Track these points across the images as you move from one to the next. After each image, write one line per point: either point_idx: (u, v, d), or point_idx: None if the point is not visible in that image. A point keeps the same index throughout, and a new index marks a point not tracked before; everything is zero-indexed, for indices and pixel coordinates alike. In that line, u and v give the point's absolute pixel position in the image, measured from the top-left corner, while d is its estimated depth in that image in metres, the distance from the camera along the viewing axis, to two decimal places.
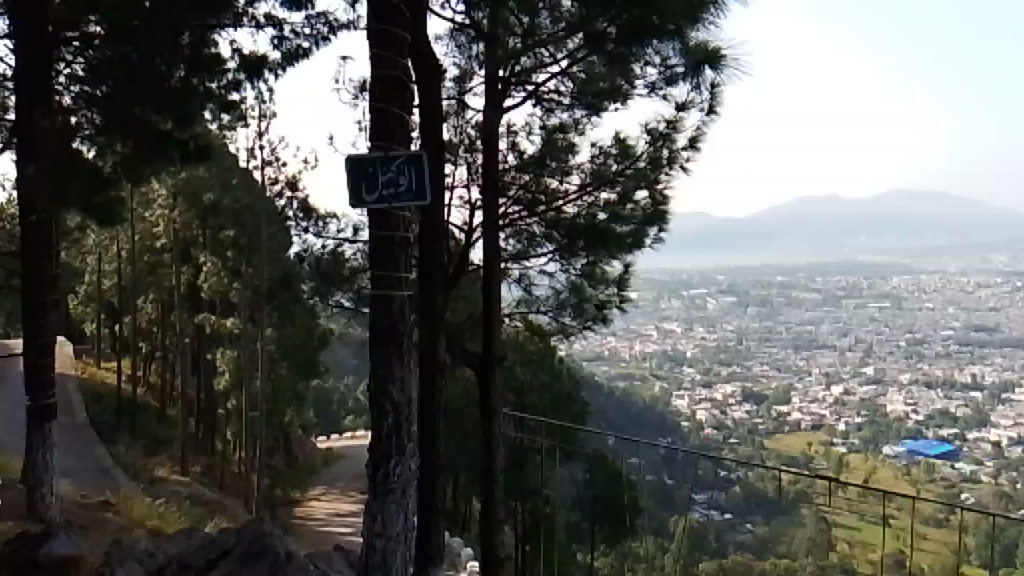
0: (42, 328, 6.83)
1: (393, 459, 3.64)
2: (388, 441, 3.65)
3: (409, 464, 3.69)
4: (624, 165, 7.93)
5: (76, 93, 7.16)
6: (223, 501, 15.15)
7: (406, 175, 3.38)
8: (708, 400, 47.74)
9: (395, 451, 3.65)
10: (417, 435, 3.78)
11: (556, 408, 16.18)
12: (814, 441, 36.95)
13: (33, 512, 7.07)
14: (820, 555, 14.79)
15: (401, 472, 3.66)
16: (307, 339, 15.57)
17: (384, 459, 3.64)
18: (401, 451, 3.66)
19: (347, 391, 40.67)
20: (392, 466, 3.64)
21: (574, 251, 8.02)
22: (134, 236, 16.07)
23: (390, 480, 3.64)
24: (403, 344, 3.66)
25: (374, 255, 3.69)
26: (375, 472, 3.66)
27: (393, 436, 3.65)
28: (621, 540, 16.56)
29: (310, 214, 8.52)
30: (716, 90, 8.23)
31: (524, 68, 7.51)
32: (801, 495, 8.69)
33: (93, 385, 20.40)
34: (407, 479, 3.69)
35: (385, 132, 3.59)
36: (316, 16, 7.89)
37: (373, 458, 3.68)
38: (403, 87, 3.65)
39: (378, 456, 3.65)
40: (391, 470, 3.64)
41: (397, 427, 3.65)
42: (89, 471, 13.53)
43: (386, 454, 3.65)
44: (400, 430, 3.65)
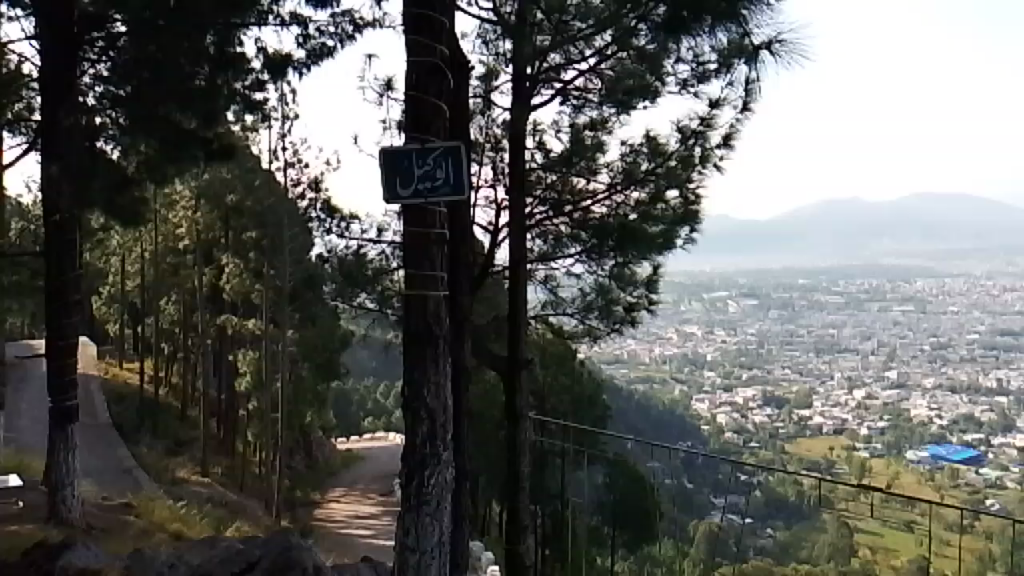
0: (65, 328, 6.73)
1: (428, 469, 3.46)
2: (423, 449, 3.46)
3: (445, 475, 3.51)
4: (655, 163, 7.67)
5: (101, 93, 7.07)
6: (244, 502, 15.08)
7: (443, 169, 3.21)
8: (729, 403, 47.32)
9: (430, 461, 3.47)
10: (452, 444, 3.60)
11: (577, 411, 16.09)
12: (836, 444, 36.47)
13: (55, 515, 7.00)
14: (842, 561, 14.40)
15: (437, 483, 3.48)
16: (328, 340, 15.48)
17: (420, 468, 3.46)
18: (437, 461, 3.48)
19: (367, 392, 40.77)
20: (427, 477, 3.47)
21: (603, 251, 7.79)
22: (157, 237, 16.08)
23: (426, 491, 3.47)
24: (440, 347, 3.48)
25: (408, 254, 3.52)
26: (408, 483, 3.49)
27: (428, 444, 3.46)
28: (643, 545, 16.21)
29: (334, 214, 8.37)
30: (750, 87, 8.01)
31: (553, 64, 7.33)
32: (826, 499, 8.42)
33: (116, 385, 20.47)
34: (443, 490, 3.51)
35: (421, 122, 3.42)
36: (342, 14, 7.77)
37: (407, 467, 3.51)
38: (440, 75, 3.47)
39: (411, 465, 3.48)
40: (425, 480, 3.46)
41: (433, 434, 3.46)
42: (110, 472, 13.50)
43: (422, 463, 3.47)
44: (436, 439, 3.47)
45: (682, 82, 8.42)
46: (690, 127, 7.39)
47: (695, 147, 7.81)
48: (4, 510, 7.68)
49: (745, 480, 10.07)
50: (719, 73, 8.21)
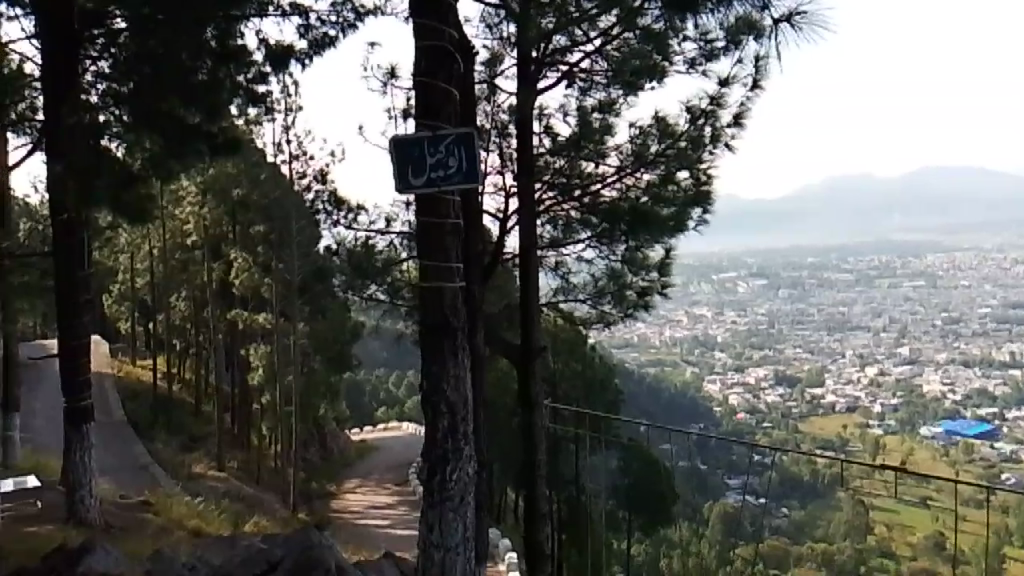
0: (77, 328, 6.71)
1: (450, 464, 3.40)
2: (444, 443, 3.40)
3: (467, 469, 3.45)
4: (664, 144, 7.55)
5: (104, 90, 6.99)
6: (261, 496, 15.13)
7: (456, 156, 3.12)
8: (740, 384, 47.22)
9: (452, 455, 3.40)
10: (474, 437, 3.53)
11: (589, 396, 16.06)
12: (849, 422, 36.37)
13: (74, 515, 7.00)
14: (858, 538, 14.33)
15: (459, 478, 3.42)
16: (338, 333, 15.48)
17: (442, 463, 3.40)
18: (460, 456, 3.41)
19: (379, 383, 40.88)
20: (449, 472, 3.40)
21: (615, 235, 7.69)
22: (165, 235, 16.07)
23: (448, 487, 3.40)
24: (458, 339, 3.41)
25: (422, 245, 3.44)
26: (430, 479, 3.43)
27: (450, 437, 3.40)
28: (658, 528, 16.23)
29: (341, 205, 8.29)
30: (759, 64, 7.89)
31: (558, 47, 7.21)
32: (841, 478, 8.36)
33: (129, 383, 20.55)
34: (465, 486, 3.44)
35: (432, 108, 3.33)
36: (343, 2, 7.66)
37: (428, 462, 3.44)
38: (450, 59, 3.38)
39: (433, 461, 3.41)
40: (448, 475, 3.40)
41: (453, 428, 3.40)
42: (127, 469, 13.54)
43: (443, 459, 3.40)
44: (457, 433, 3.40)
45: (689, 61, 8.29)
46: (700, 106, 7.29)
47: (706, 127, 7.71)
48: (23, 511, 7.69)
49: (757, 462, 9.96)
50: (727, 51, 8.08)
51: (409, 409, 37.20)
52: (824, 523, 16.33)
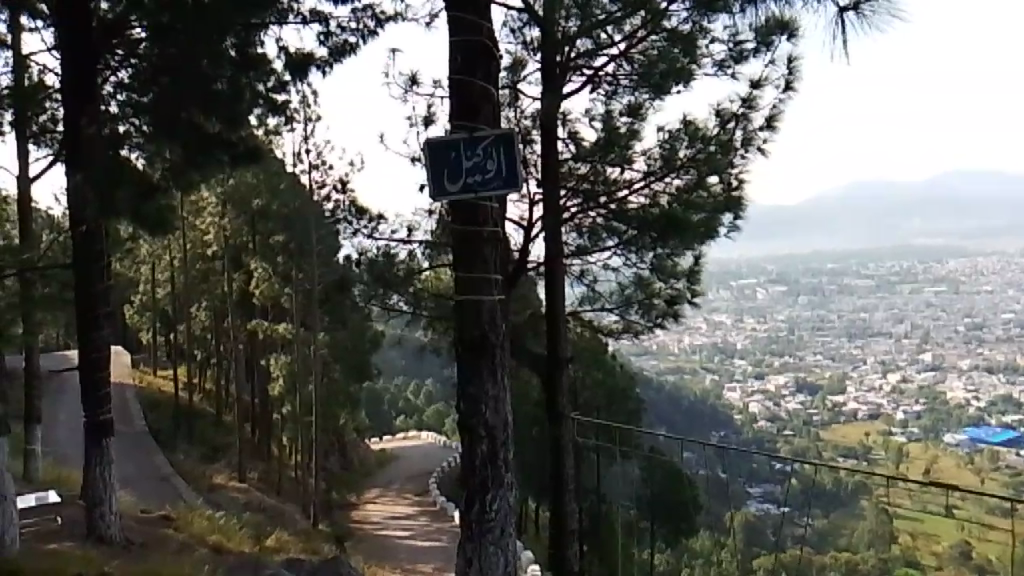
0: (96, 342, 6.59)
1: (490, 493, 3.20)
2: (483, 471, 3.19)
3: (508, 499, 3.25)
4: (694, 148, 7.30)
5: (122, 99, 6.91)
6: (282, 506, 14.99)
7: (495, 159, 2.93)
8: (761, 392, 46.76)
9: (492, 484, 3.20)
10: (514, 464, 3.33)
11: (610, 405, 15.84)
12: (872, 429, 35.84)
13: (94, 532, 6.86)
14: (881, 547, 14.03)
15: (500, 508, 3.22)
16: (358, 341, 15.36)
17: (481, 493, 3.19)
18: (499, 485, 3.21)
19: (398, 393, 40.93)
20: (490, 503, 3.20)
21: (643, 243, 7.44)
22: (186, 245, 16.03)
23: (488, 518, 3.20)
24: (496, 356, 3.21)
25: (457, 254, 3.25)
26: (469, 509, 3.23)
27: (489, 465, 3.19)
28: (682, 538, 15.95)
29: (364, 214, 8.10)
30: (793, 64, 7.65)
31: (583, 51, 7.02)
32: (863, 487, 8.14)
33: (150, 393, 20.54)
34: (506, 517, 3.24)
35: (469, 107, 3.15)
36: (363, 8, 7.52)
37: (467, 492, 3.24)
38: (490, 56, 3.20)
39: (472, 491, 3.21)
40: (488, 505, 3.20)
41: (493, 453, 3.19)
42: (148, 479, 13.47)
43: (482, 488, 3.20)
44: (496, 460, 3.20)
45: (718, 64, 8.07)
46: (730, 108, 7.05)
47: (736, 130, 7.49)
48: (44, 527, 7.55)
49: (775, 469, 9.63)
50: (757, 52, 7.87)
51: (427, 418, 37.07)
52: (847, 532, 16.03)
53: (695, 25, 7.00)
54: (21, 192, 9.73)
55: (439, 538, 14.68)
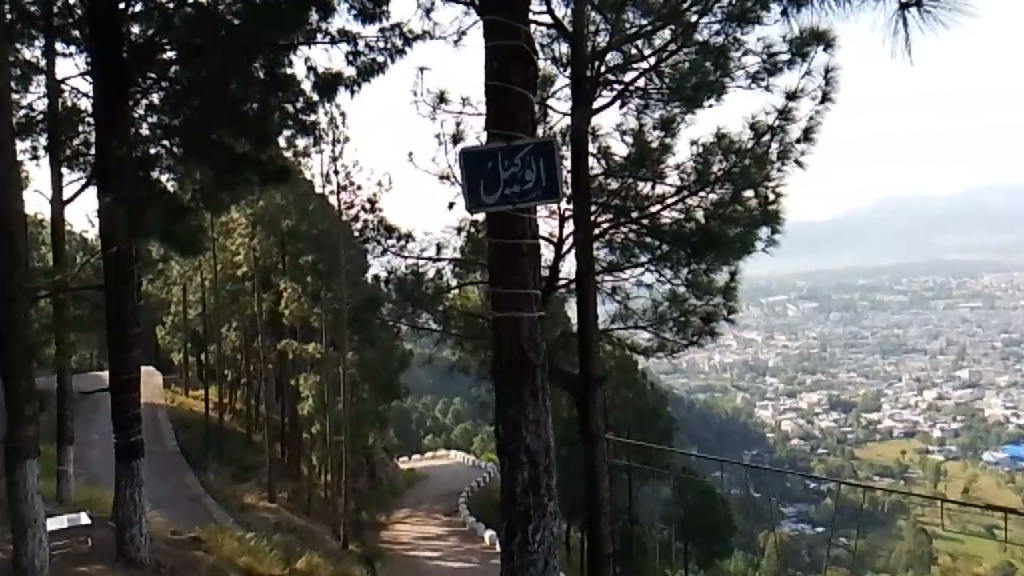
0: (126, 362, 6.53)
1: (532, 523, 3.04)
2: (525, 499, 3.04)
3: (551, 528, 3.10)
4: (730, 161, 7.10)
5: (153, 122, 6.81)
6: (312, 527, 14.89)
7: (533, 169, 2.80)
8: (794, 410, 45.97)
9: (535, 513, 3.05)
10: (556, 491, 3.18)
11: (641, 424, 15.57)
12: (908, 448, 35.02)
13: (123, 554, 6.77)
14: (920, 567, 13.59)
15: (543, 539, 3.06)
16: (387, 361, 15.27)
17: (523, 522, 3.04)
18: (542, 513, 3.06)
19: (426, 411, 40.93)
20: (532, 533, 3.04)
21: (677, 259, 7.27)
22: (216, 266, 16.11)
23: (530, 550, 3.04)
24: (537, 377, 3.08)
25: (494, 269, 3.12)
26: (510, 540, 3.07)
27: (531, 492, 3.04)
28: (716, 561, 15.58)
29: (392, 232, 8.00)
30: (829, 75, 7.46)
31: (612, 65, 6.87)
32: (900, 505, 7.88)
33: (181, 413, 20.64)
34: (549, 549, 3.07)
35: (507, 114, 3.04)
36: (391, 28, 7.48)
37: (507, 522, 3.08)
38: (527, 58, 3.09)
39: (513, 520, 3.05)
40: (530, 536, 3.04)
41: (535, 481, 3.05)
42: (178, 500, 13.44)
43: (524, 517, 3.04)
44: (538, 487, 3.05)
45: (751, 76, 7.91)
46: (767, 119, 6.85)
47: (772, 143, 7.30)
48: (74, 549, 7.50)
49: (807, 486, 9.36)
50: (792, 64, 7.70)
51: (455, 437, 36.94)
52: (885, 552, 15.57)
53: (727, 38, 6.86)
54: (56, 214, 9.81)
55: (468, 559, 14.47)
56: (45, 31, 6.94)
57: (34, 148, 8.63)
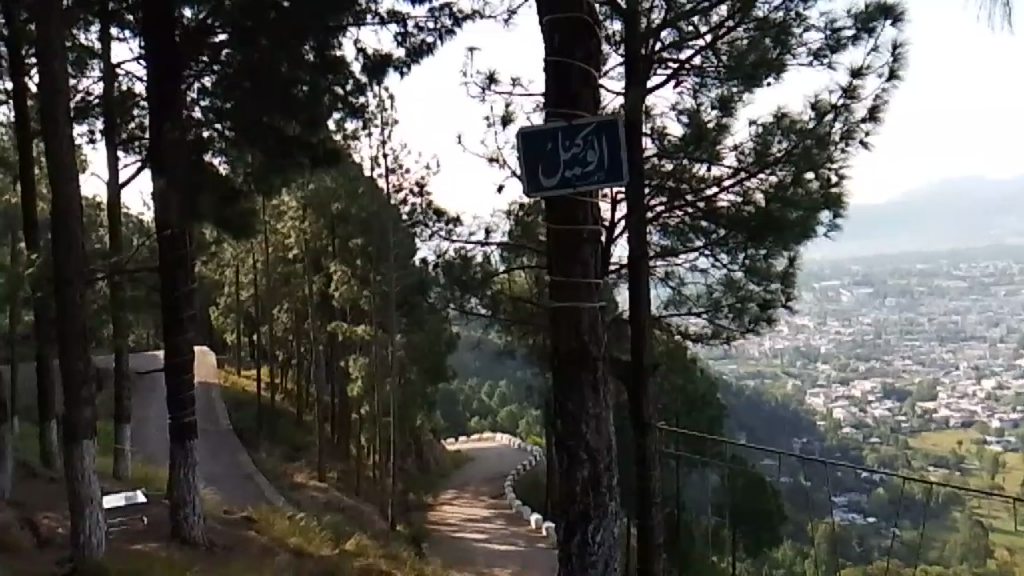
0: (181, 343, 6.60)
1: (592, 524, 2.93)
2: (584, 498, 2.92)
3: (613, 529, 2.98)
4: (792, 142, 6.73)
5: (207, 106, 6.78)
6: (361, 507, 15.04)
7: (596, 149, 2.65)
8: (846, 397, 45.00)
9: (595, 513, 2.93)
10: (618, 490, 3.05)
11: (689, 409, 15.35)
12: (965, 439, 34.02)
13: (178, 532, 6.86)
14: (977, 561, 13.17)
15: (603, 541, 2.95)
16: (434, 343, 15.28)
17: (583, 523, 2.93)
18: (603, 513, 2.94)
19: (472, 393, 41.13)
20: (591, 534, 2.93)
21: (734, 244, 7.03)
22: (268, 249, 16.27)
23: (591, 551, 2.93)
24: (597, 370, 2.95)
25: (553, 256, 2.99)
26: (569, 541, 2.96)
27: (591, 491, 2.93)
28: (765, 550, 15.33)
29: (441, 216, 7.92)
30: (898, 51, 7.10)
31: (667, 44, 6.65)
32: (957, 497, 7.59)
33: (234, 392, 21.04)
34: (610, 550, 2.96)
35: (568, 93, 2.90)
36: (440, 7, 7.36)
37: (566, 522, 2.98)
38: (590, 34, 2.95)
39: (573, 520, 2.94)
40: (589, 537, 2.93)
41: (596, 479, 2.93)
42: (231, 478, 13.69)
43: (584, 517, 2.93)
44: (599, 486, 2.93)
45: (813, 53, 7.59)
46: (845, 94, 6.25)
47: (837, 123, 7.00)
48: (131, 527, 7.64)
49: (863, 480, 9.06)
50: (857, 40, 7.36)
51: (502, 419, 37.07)
52: (941, 544, 15.14)
53: (788, 13, 6.56)
54: (113, 197, 9.98)
55: (514, 542, 14.45)
56: (100, 15, 6.96)
57: (91, 131, 8.75)
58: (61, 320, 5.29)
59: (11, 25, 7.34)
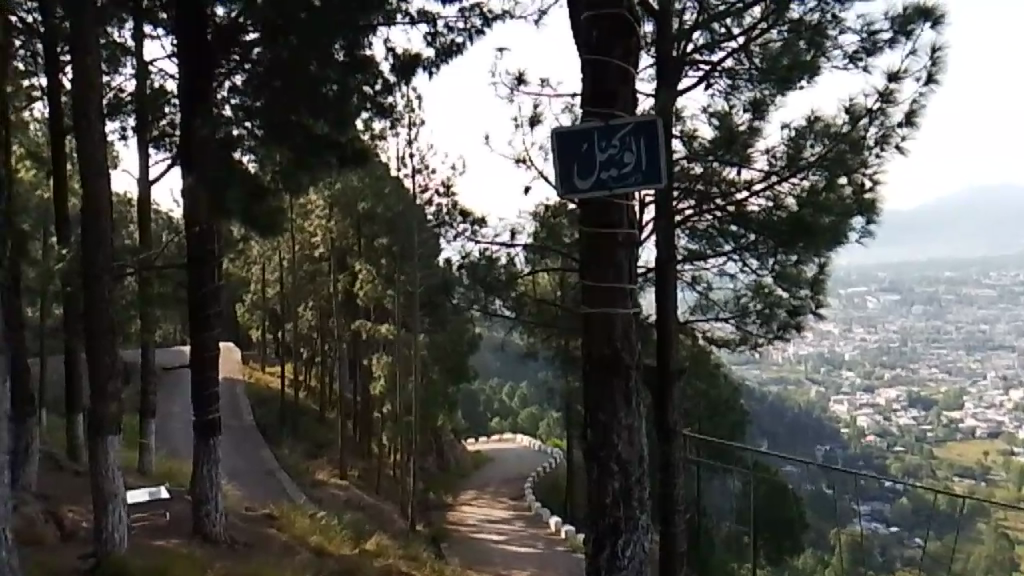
0: (207, 340, 6.62)
1: (622, 537, 2.87)
2: (615, 511, 2.87)
3: (643, 543, 2.91)
4: (826, 146, 6.59)
5: (236, 104, 6.78)
6: (381, 505, 15.06)
7: (633, 151, 2.59)
8: (871, 405, 44.45)
9: (625, 527, 2.87)
10: (649, 502, 2.99)
11: (712, 414, 15.24)
12: (992, 450, 33.46)
13: (200, 530, 6.87)
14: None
15: (633, 555, 2.88)
16: (457, 344, 15.24)
17: (613, 536, 2.87)
18: (633, 527, 2.88)
19: (493, 393, 41.19)
20: (621, 548, 2.87)
21: (764, 250, 6.92)
22: (294, 247, 16.34)
23: (620, 565, 2.87)
24: (630, 379, 2.89)
25: (587, 260, 2.93)
26: (598, 554, 2.90)
27: (621, 504, 2.86)
28: (786, 558, 15.16)
29: (467, 216, 7.88)
30: (936, 55, 6.95)
31: (699, 45, 6.56)
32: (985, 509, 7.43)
33: (257, 388, 21.19)
34: (640, 565, 2.90)
35: (605, 91, 2.85)
36: (470, 7, 7.32)
37: (595, 535, 2.92)
38: (631, 31, 2.88)
39: (602, 532, 2.89)
40: (619, 550, 2.87)
41: (626, 491, 2.87)
42: (254, 473, 13.77)
43: (614, 530, 2.87)
44: (630, 497, 2.87)
45: (849, 56, 7.45)
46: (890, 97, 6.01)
47: (872, 127, 6.88)
48: (154, 522, 7.68)
49: (887, 490, 8.91)
50: (894, 43, 7.22)
51: (522, 420, 37.06)
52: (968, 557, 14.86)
53: (823, 16, 6.43)
54: (143, 193, 10.05)
55: (534, 545, 14.38)
56: (133, 13, 6.99)
57: (123, 127, 8.83)
58: (88, 315, 5.31)
59: (47, 21, 7.41)
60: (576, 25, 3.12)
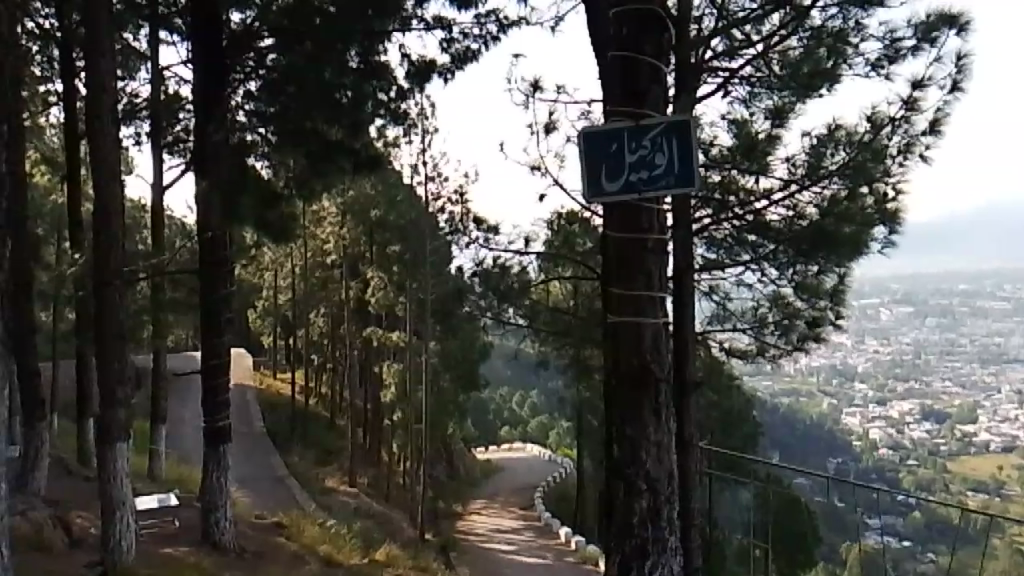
0: (218, 345, 6.55)
1: (650, 560, 2.75)
2: (642, 532, 2.76)
3: (671, 566, 2.79)
4: (849, 153, 6.43)
5: (250, 109, 6.68)
6: (390, 513, 14.95)
7: (664, 152, 2.49)
8: (884, 418, 44.03)
9: (653, 548, 2.75)
10: (677, 522, 2.88)
11: (725, 424, 15.08)
12: (1007, 464, 33.00)
13: (209, 538, 6.78)
14: None
15: None
16: (468, 352, 15.14)
17: (639, 557, 2.75)
18: (661, 549, 2.76)
19: (504, 401, 41.10)
20: (649, 571, 2.75)
21: (784, 259, 6.79)
22: (306, 254, 16.31)
23: None
24: (659, 393, 2.79)
25: (614, 266, 2.83)
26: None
27: (649, 523, 2.76)
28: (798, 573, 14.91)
29: (480, 224, 7.80)
30: (961, 62, 6.82)
31: (717, 52, 6.47)
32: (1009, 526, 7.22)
33: (268, 394, 21.16)
34: None
35: (635, 90, 2.75)
36: (486, 14, 7.27)
37: (620, 556, 2.80)
38: (662, 28, 2.79)
39: (628, 553, 2.77)
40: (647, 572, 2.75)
41: (654, 510, 2.76)
42: (263, 480, 13.70)
43: (642, 551, 2.76)
44: (659, 516, 2.77)
45: (871, 63, 7.33)
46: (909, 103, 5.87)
47: (895, 136, 6.74)
48: (163, 529, 7.60)
49: (903, 505, 8.71)
50: (917, 50, 7.09)
51: (532, 429, 36.86)
52: None
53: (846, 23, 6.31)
54: (156, 199, 10.03)
55: (543, 555, 14.22)
56: (149, 19, 6.96)
57: (138, 133, 8.83)
58: (99, 321, 5.23)
59: (63, 26, 7.42)
60: (603, 23, 3.02)
